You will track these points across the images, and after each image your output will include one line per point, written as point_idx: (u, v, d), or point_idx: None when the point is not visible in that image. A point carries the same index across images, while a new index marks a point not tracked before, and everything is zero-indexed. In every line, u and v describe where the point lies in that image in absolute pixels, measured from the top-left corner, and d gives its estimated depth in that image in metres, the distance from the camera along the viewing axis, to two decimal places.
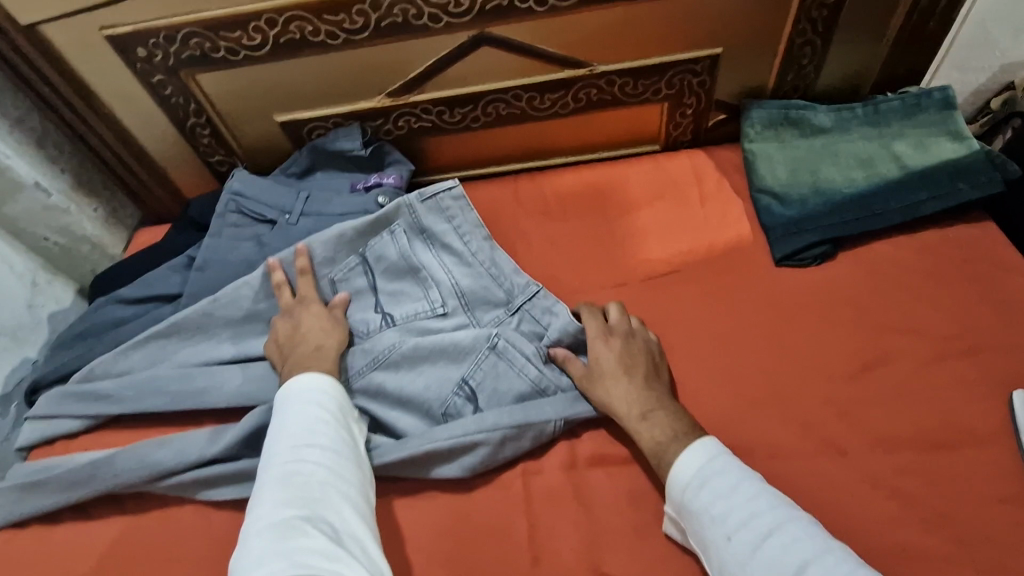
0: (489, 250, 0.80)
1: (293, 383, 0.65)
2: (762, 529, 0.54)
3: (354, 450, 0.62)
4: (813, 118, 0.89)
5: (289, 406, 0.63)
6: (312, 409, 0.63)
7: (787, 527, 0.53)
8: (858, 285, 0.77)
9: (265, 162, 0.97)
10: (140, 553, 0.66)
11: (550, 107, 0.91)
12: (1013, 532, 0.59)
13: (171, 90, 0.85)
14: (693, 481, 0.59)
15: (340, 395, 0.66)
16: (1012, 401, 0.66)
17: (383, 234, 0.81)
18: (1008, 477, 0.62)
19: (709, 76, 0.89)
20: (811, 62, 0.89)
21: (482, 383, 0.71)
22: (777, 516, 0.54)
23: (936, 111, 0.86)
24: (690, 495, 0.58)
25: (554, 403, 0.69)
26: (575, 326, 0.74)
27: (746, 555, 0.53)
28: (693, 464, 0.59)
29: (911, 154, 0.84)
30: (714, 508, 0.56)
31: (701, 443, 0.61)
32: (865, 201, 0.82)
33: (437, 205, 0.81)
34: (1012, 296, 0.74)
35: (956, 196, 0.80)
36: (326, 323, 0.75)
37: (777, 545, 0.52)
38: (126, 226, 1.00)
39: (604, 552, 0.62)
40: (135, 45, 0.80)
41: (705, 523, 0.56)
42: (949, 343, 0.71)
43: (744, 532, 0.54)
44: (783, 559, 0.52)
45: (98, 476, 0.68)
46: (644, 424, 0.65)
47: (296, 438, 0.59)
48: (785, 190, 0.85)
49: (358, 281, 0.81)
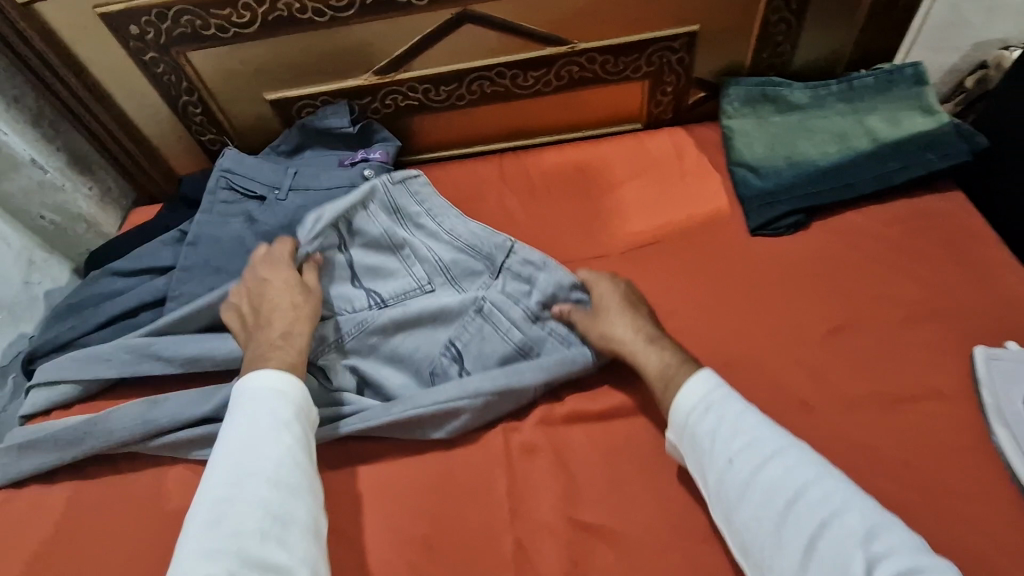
0: (461, 223, 0.83)
1: (249, 381, 0.63)
2: (765, 451, 0.57)
3: (311, 462, 0.59)
4: (789, 95, 0.91)
5: (237, 420, 0.60)
6: (266, 415, 0.60)
7: (786, 453, 0.57)
8: (830, 252, 0.80)
9: (257, 143, 1.00)
10: (134, 508, 0.68)
11: (533, 85, 0.93)
12: (970, 478, 0.61)
13: (163, 69, 0.88)
14: (699, 405, 0.62)
15: (295, 403, 0.62)
16: (973, 357, 0.68)
17: (361, 209, 0.83)
18: (970, 428, 0.64)
19: (688, 54, 0.92)
20: (786, 41, 0.91)
21: (468, 345, 0.74)
22: (778, 442, 0.58)
23: (907, 87, 0.87)
24: (694, 419, 0.61)
25: (534, 368, 0.71)
26: (567, 281, 0.77)
27: (749, 476, 0.56)
28: (696, 392, 0.63)
29: (886, 128, 0.86)
30: (718, 431, 0.60)
31: (701, 375, 0.64)
32: (838, 173, 0.84)
33: (404, 186, 0.85)
34: (978, 260, 0.76)
35: (925, 166, 0.82)
36: (289, 285, 0.74)
37: (777, 469, 0.56)
38: (121, 206, 1.02)
39: (581, 504, 0.64)
40: (128, 23, 0.82)
41: (708, 444, 0.59)
42: (916, 306, 0.73)
43: (744, 452, 0.58)
44: (782, 479, 0.55)
45: (92, 436, 0.70)
46: (651, 348, 0.68)
47: (240, 453, 0.57)
48: (762, 163, 0.88)
49: (336, 254, 0.81)
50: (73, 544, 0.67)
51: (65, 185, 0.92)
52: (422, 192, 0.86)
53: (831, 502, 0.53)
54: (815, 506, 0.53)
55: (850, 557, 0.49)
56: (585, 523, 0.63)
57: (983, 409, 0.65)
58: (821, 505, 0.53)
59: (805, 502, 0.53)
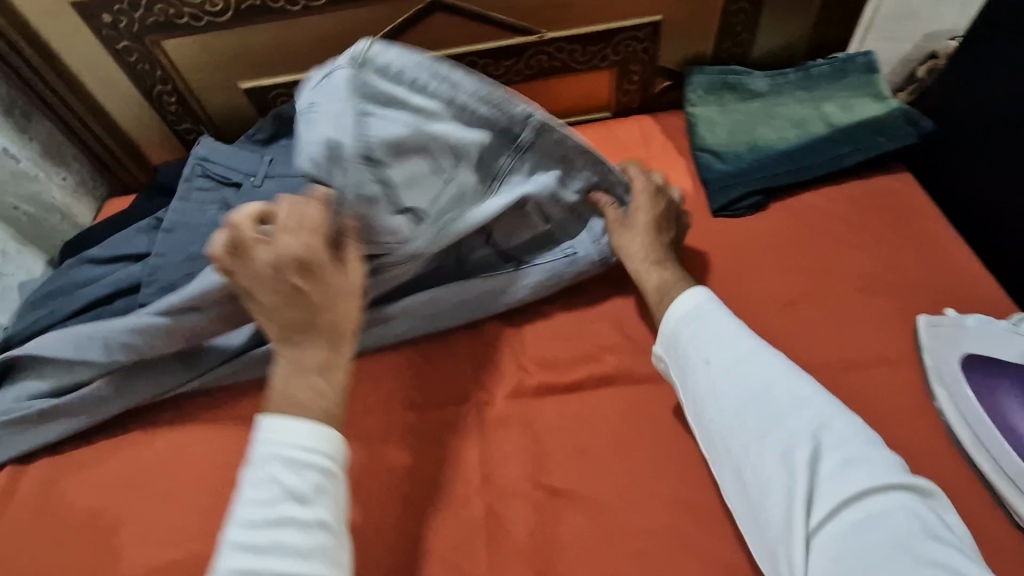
0: (477, 88, 0.70)
1: (269, 430, 0.54)
2: (737, 357, 0.64)
3: (339, 538, 0.52)
4: (750, 83, 0.95)
5: (258, 487, 0.52)
6: (287, 476, 0.52)
7: (759, 358, 0.63)
8: (788, 231, 0.83)
9: (234, 133, 1.01)
10: (113, 487, 0.69)
11: (505, 74, 0.97)
12: (911, 436, 0.66)
13: (138, 59, 0.89)
14: (687, 312, 0.68)
15: (326, 478, 0.54)
16: (916, 325, 0.73)
17: (370, 113, 0.65)
18: (913, 390, 0.69)
19: (652, 43, 0.96)
20: (745, 31, 0.96)
21: (507, 234, 0.79)
22: (754, 349, 0.64)
23: (860, 74, 0.93)
24: (678, 326, 0.68)
25: (577, 246, 0.79)
26: (600, 173, 0.79)
27: (723, 375, 0.63)
28: (689, 303, 0.69)
29: (839, 114, 0.91)
30: (698, 336, 0.66)
31: (696, 290, 0.70)
32: (794, 156, 0.88)
33: (376, 66, 0.67)
34: (922, 236, 0.81)
35: (875, 148, 0.87)
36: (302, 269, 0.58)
37: (750, 375, 0.62)
38: (95, 196, 1.03)
39: (551, 468, 0.67)
40: (101, 12, 0.83)
41: (690, 348, 0.66)
42: (866, 279, 0.77)
43: (719, 354, 0.64)
44: (754, 376, 0.62)
45: (82, 409, 0.72)
46: (655, 268, 0.73)
47: (255, 526, 0.50)
48: (725, 148, 0.91)
49: (349, 177, 0.62)
50: (53, 523, 0.68)
51: (40, 175, 0.93)
52: (419, 93, 0.68)
53: (796, 405, 0.59)
54: (778, 401, 0.60)
55: (801, 449, 0.56)
56: (555, 487, 0.65)
57: (925, 372, 0.70)
58: (784, 401, 0.60)
59: (770, 400, 0.60)
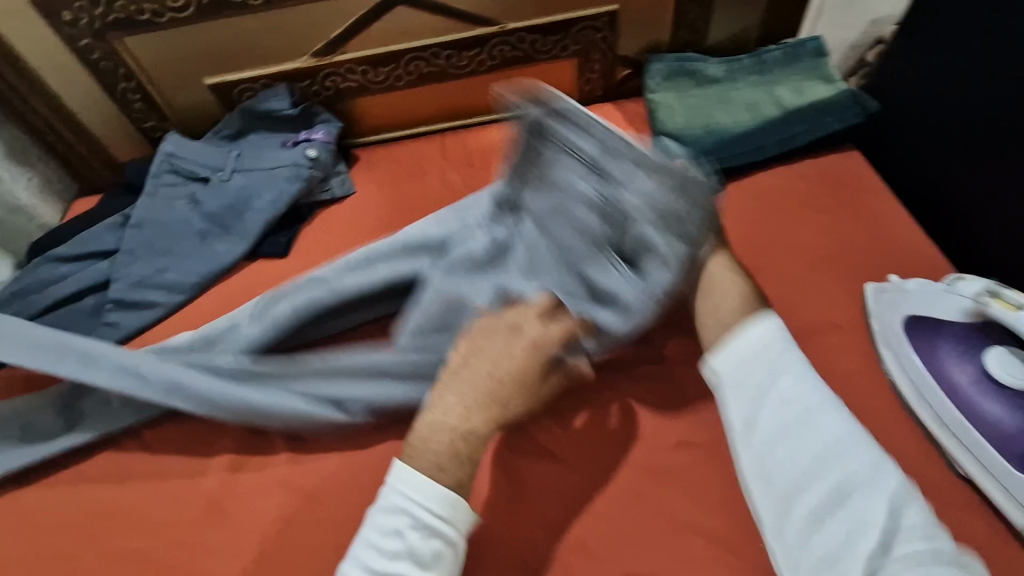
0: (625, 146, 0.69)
1: (395, 484, 0.55)
2: (807, 404, 0.55)
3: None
4: (705, 69, 0.99)
5: (386, 545, 0.52)
6: (408, 531, 0.53)
7: (824, 408, 0.55)
8: (745, 209, 0.88)
9: (201, 129, 1.02)
10: (99, 479, 0.71)
11: (469, 64, 0.99)
12: (859, 395, 0.70)
13: (99, 59, 0.89)
14: (735, 355, 0.58)
15: (449, 548, 0.54)
16: (864, 292, 0.77)
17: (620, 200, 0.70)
18: (860, 354, 0.74)
19: (611, 33, 0.99)
20: (699, 20, 1.00)
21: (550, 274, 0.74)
22: (824, 399, 0.55)
23: (811, 58, 0.97)
24: (734, 362, 0.58)
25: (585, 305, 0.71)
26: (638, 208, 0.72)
27: (779, 414, 0.55)
28: (760, 337, 0.58)
29: (790, 97, 0.95)
30: (748, 370, 0.57)
31: (769, 320, 0.59)
32: (749, 138, 0.92)
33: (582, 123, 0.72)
34: (869, 209, 0.86)
35: (823, 128, 0.92)
36: (636, 308, 0.67)
37: (822, 434, 0.53)
38: (60, 197, 1.01)
39: (524, 440, 0.71)
40: (61, 10, 0.83)
41: (742, 394, 0.56)
42: (817, 251, 0.82)
43: (780, 408, 0.55)
44: (804, 415, 0.55)
45: (82, 416, 0.74)
46: None
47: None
48: (682, 132, 0.95)
49: (626, 288, 0.69)
50: (39, 515, 0.69)
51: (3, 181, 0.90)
52: (640, 151, 0.68)
53: (844, 452, 0.52)
54: (850, 466, 0.51)
55: (876, 515, 0.48)
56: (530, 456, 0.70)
57: (871, 336, 0.75)
58: (857, 467, 0.51)
59: (835, 461, 0.52)
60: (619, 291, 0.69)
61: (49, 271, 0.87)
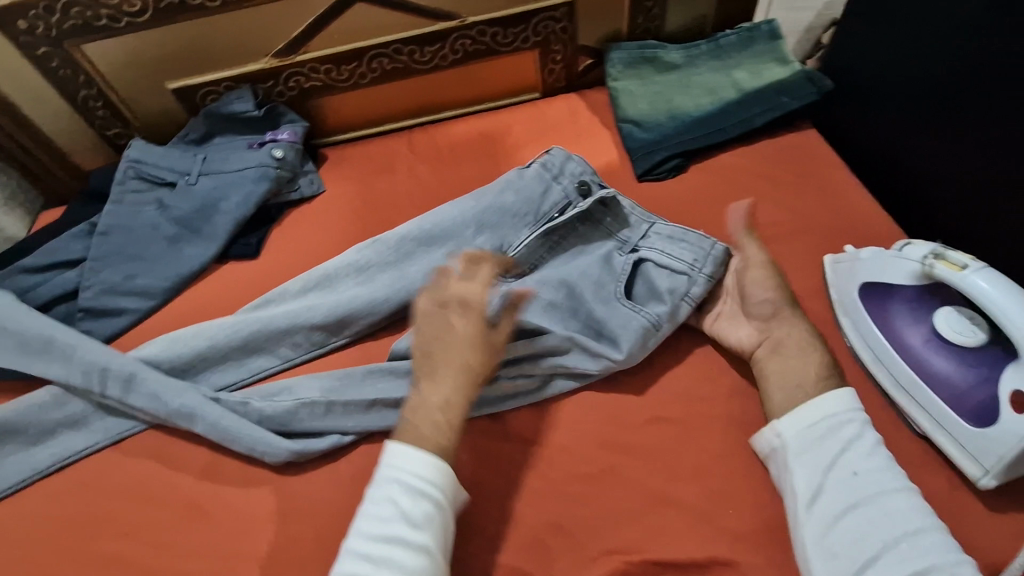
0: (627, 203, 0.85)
1: (389, 461, 0.62)
2: (874, 490, 0.61)
3: (435, 560, 0.57)
4: (666, 56, 1.01)
5: (379, 493, 0.61)
6: (404, 499, 0.59)
7: (889, 499, 0.60)
8: (710, 191, 0.90)
9: (165, 137, 1.01)
10: (81, 488, 0.72)
11: (432, 60, 0.99)
12: None
13: (57, 66, 0.89)
14: (779, 439, 0.67)
15: (436, 498, 0.60)
16: (824, 265, 0.82)
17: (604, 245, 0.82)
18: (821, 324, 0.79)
19: (571, 23, 0.99)
20: (656, 7, 1.00)
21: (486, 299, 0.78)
22: (901, 485, 0.61)
23: (765, 41, 0.99)
24: (790, 441, 0.66)
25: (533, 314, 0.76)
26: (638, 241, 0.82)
27: (849, 491, 0.62)
28: (828, 409, 0.66)
29: (749, 79, 0.98)
30: (802, 445, 0.66)
31: (841, 394, 0.67)
32: (709, 121, 0.95)
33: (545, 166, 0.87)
34: (829, 186, 0.90)
35: (781, 108, 0.95)
36: (599, 308, 0.77)
37: (881, 511, 0.60)
38: (26, 209, 0.99)
39: (506, 426, 0.74)
40: (14, 17, 0.83)
41: (804, 481, 0.64)
42: (778, 229, 0.86)
43: (839, 469, 0.63)
44: (861, 484, 0.62)
45: (59, 427, 0.74)
46: (756, 323, 0.75)
47: (373, 545, 0.57)
48: (646, 118, 0.97)
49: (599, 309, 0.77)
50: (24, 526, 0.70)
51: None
52: (671, 229, 0.81)
53: (897, 517, 0.59)
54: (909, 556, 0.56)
55: None
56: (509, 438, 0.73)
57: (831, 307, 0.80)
58: (915, 557, 0.56)
59: (893, 552, 0.57)
60: (602, 317, 0.77)
61: (13, 285, 0.85)
